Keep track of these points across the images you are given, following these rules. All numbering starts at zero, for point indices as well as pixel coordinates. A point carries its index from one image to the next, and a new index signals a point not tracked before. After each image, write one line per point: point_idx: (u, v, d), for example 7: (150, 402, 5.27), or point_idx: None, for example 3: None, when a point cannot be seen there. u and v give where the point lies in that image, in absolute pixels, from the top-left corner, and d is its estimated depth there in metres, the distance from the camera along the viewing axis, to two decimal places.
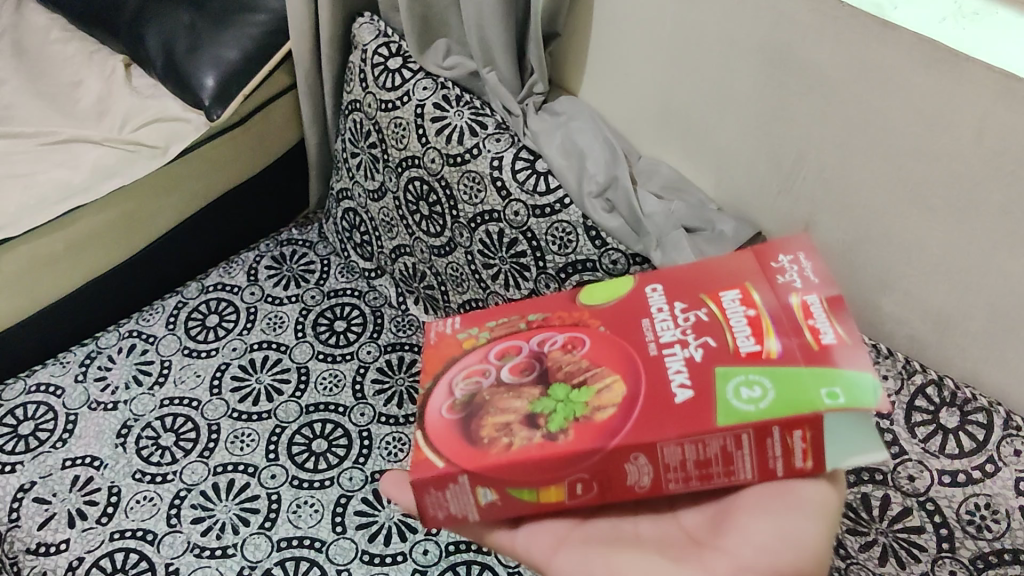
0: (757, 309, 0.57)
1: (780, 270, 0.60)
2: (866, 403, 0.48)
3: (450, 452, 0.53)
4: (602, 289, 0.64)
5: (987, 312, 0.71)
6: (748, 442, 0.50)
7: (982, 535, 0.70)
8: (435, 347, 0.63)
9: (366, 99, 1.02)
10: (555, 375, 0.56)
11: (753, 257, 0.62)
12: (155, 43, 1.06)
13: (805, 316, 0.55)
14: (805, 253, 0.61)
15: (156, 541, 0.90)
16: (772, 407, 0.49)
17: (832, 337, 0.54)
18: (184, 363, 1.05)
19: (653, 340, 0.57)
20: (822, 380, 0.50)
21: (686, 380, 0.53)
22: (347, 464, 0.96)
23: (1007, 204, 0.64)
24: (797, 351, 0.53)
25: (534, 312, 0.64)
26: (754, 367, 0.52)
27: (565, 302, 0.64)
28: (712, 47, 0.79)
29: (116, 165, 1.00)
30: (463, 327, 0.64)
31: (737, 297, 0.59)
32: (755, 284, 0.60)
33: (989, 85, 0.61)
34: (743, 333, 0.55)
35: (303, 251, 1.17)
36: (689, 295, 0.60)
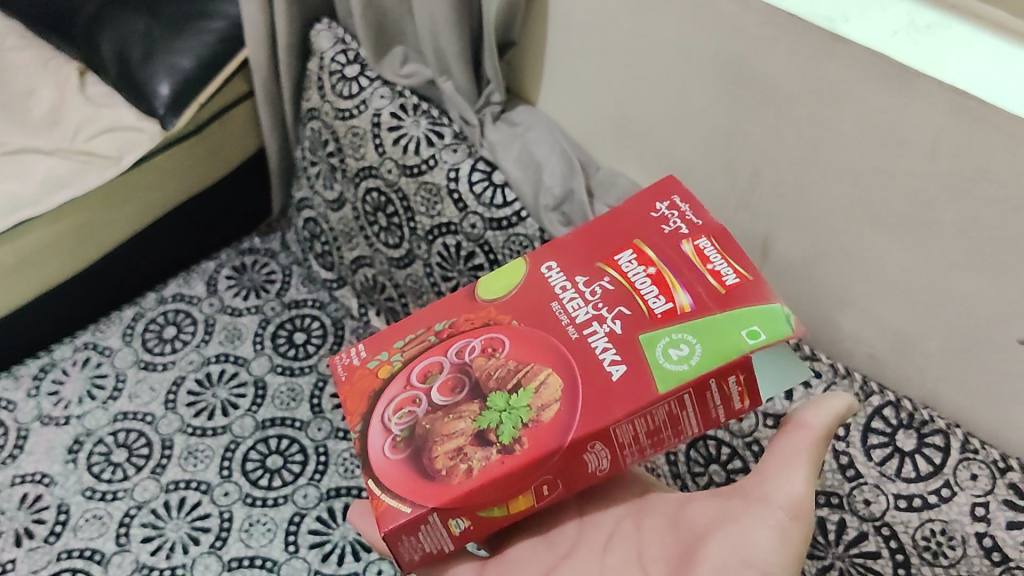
0: (657, 265, 0.54)
1: (664, 216, 0.56)
2: (784, 331, 0.48)
3: (410, 494, 0.48)
4: (497, 278, 0.57)
5: (945, 332, 0.69)
6: (690, 401, 0.48)
7: (938, 562, 0.68)
8: (349, 386, 0.55)
9: (324, 108, 1.00)
10: (489, 385, 0.51)
11: (628, 207, 0.58)
12: (109, 49, 1.03)
13: (702, 262, 0.53)
14: (682, 194, 0.57)
15: (103, 561, 0.89)
16: (703, 361, 0.47)
17: (734, 277, 0.52)
18: (139, 377, 1.03)
19: (569, 324, 0.52)
20: (737, 322, 0.49)
21: (615, 358, 0.50)
22: (302, 481, 0.94)
23: (963, 222, 0.62)
24: (706, 301, 0.51)
25: (441, 319, 0.57)
26: (674, 326, 0.50)
27: (464, 301, 0.57)
28: (667, 59, 0.77)
29: (67, 176, 0.97)
30: (369, 353, 0.57)
31: (633, 257, 0.55)
32: (643, 237, 0.56)
33: (943, 102, 0.59)
34: (651, 294, 0.52)
35: (265, 260, 1.16)
36: (585, 264, 0.56)
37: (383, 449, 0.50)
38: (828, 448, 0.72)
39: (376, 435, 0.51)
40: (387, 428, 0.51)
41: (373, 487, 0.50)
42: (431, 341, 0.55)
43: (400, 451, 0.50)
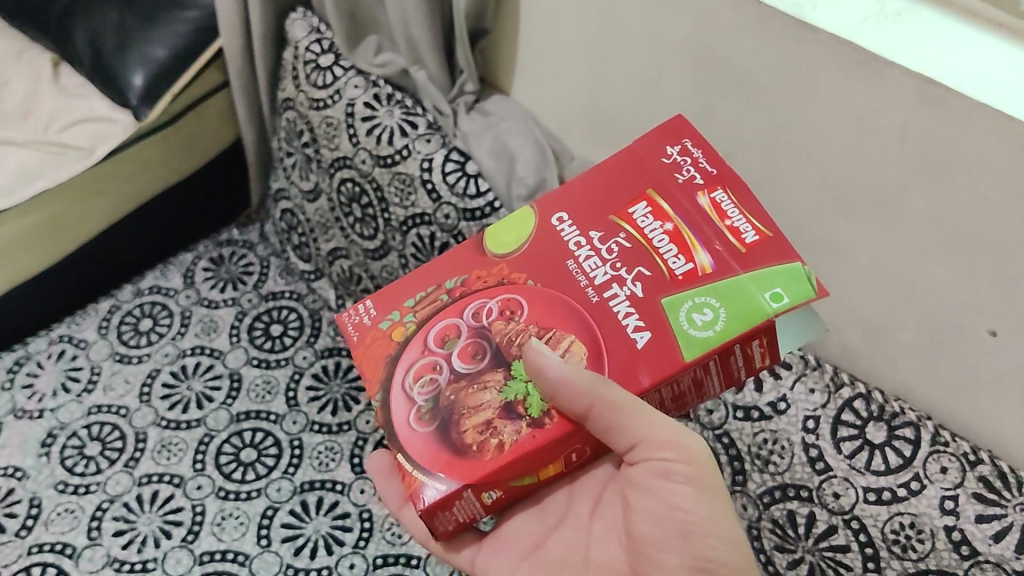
0: (674, 220, 0.51)
1: (676, 163, 0.53)
2: (808, 294, 0.47)
3: (444, 470, 0.48)
4: (507, 229, 0.55)
5: (916, 323, 0.68)
6: (713, 365, 0.49)
7: (908, 556, 0.68)
8: (364, 351, 0.53)
9: (299, 97, 0.98)
10: (510, 351, 0.51)
11: (641, 151, 0.54)
12: (83, 40, 1.02)
13: (720, 218, 0.51)
14: (696, 138, 0.54)
15: (74, 555, 0.89)
16: (728, 328, 0.47)
17: (754, 234, 0.50)
18: (114, 370, 1.03)
19: (586, 284, 0.51)
20: (763, 282, 0.48)
21: (641, 323, 0.49)
22: (276, 475, 0.94)
23: (931, 210, 0.61)
24: (728, 261, 0.49)
25: (452, 274, 0.55)
26: (696, 289, 0.49)
27: (473, 254, 0.55)
28: (638, 46, 0.76)
29: (39, 168, 0.96)
30: (380, 312, 0.55)
31: (649, 210, 0.52)
32: (657, 186, 0.53)
33: (910, 89, 0.58)
34: (671, 252, 0.51)
35: (243, 252, 1.15)
36: (597, 216, 0.54)
37: (410, 422, 0.50)
38: (798, 440, 0.73)
39: (400, 405, 0.51)
40: (411, 400, 0.51)
41: (402, 460, 0.50)
42: (445, 303, 0.54)
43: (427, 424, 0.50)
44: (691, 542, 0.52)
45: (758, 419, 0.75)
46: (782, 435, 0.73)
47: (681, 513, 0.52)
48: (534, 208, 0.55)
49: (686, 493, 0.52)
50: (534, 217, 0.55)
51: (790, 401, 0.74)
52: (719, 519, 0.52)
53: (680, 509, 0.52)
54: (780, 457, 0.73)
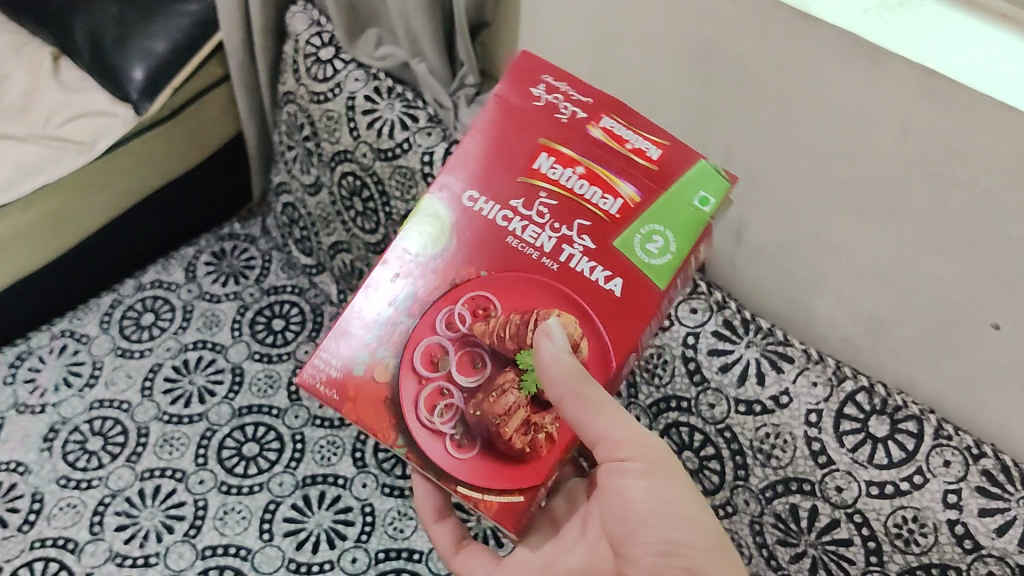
0: (583, 162, 0.55)
1: (551, 103, 0.56)
2: (723, 185, 0.54)
3: (512, 486, 0.52)
4: (429, 224, 0.55)
5: (920, 317, 0.68)
6: (679, 281, 0.54)
7: (910, 549, 0.69)
8: (358, 406, 0.53)
9: (299, 91, 0.98)
10: (509, 347, 0.52)
11: (511, 101, 0.57)
12: (83, 34, 1.02)
13: (619, 144, 0.55)
14: (554, 72, 0.57)
15: (77, 550, 0.89)
16: (681, 244, 0.53)
17: (653, 146, 0.55)
18: (116, 365, 1.03)
19: (540, 256, 0.54)
20: (685, 190, 0.54)
21: (606, 271, 0.53)
22: (278, 469, 0.94)
23: (933, 203, 0.61)
24: (648, 183, 0.54)
25: (396, 296, 0.55)
26: (638, 217, 0.53)
27: (404, 261, 0.55)
28: (638, 38, 0.75)
29: (39, 163, 0.96)
30: (350, 361, 0.54)
31: (552, 158, 0.55)
32: (549, 135, 0.55)
33: (912, 81, 0.57)
34: (594, 193, 0.54)
35: (245, 246, 1.15)
36: (506, 183, 0.55)
37: (448, 453, 0.52)
38: (801, 434, 0.71)
39: (430, 441, 0.53)
40: (438, 432, 0.53)
41: (466, 491, 0.52)
42: (411, 326, 0.54)
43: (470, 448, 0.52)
44: (648, 535, 0.52)
45: (760, 413, 0.73)
46: (784, 429, 0.72)
47: (637, 508, 0.52)
48: (434, 198, 0.55)
49: (643, 485, 0.52)
50: (443, 203, 0.55)
51: (792, 395, 0.72)
52: (677, 511, 0.52)
53: (635, 505, 0.52)
54: (783, 451, 0.73)
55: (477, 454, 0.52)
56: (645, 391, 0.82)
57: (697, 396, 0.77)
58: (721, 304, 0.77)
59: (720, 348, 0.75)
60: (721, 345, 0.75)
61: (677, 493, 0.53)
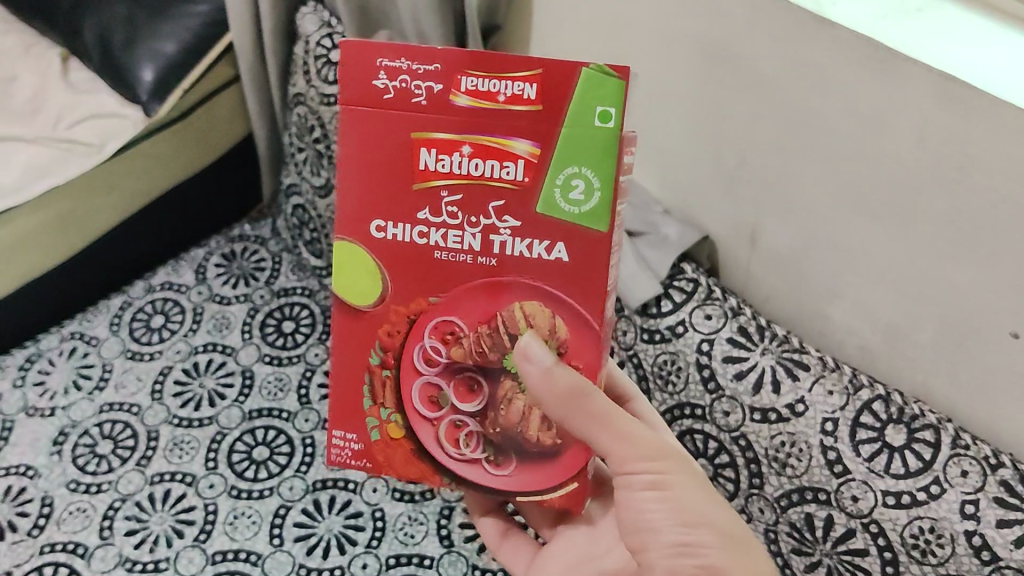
0: (465, 138, 0.46)
1: (400, 88, 0.46)
2: (616, 90, 0.44)
3: (561, 478, 0.51)
4: (357, 273, 0.50)
5: (937, 326, 0.66)
6: (621, 196, 0.48)
7: (927, 559, 0.68)
8: (392, 466, 0.53)
9: (310, 93, 0.97)
10: (493, 359, 0.50)
11: (360, 101, 0.47)
12: (92, 35, 1.02)
13: (491, 100, 0.45)
14: (388, 49, 0.46)
15: (86, 555, 0.88)
16: (605, 177, 0.46)
17: (524, 85, 0.45)
18: (126, 367, 1.03)
19: (475, 258, 0.48)
20: (581, 113, 0.45)
21: (544, 242, 0.47)
22: (288, 473, 0.94)
23: (952, 211, 0.60)
24: (542, 133, 0.45)
25: (367, 350, 0.52)
26: (550, 168, 0.46)
27: (356, 319, 0.51)
28: (651, 42, 0.74)
29: (48, 165, 0.96)
30: (363, 429, 0.53)
31: (434, 150, 0.47)
32: (416, 126, 0.46)
33: (931, 86, 0.56)
34: (493, 167, 0.46)
35: (255, 247, 1.15)
36: (405, 195, 0.48)
37: (491, 474, 0.51)
38: (817, 442, 0.71)
39: (470, 470, 0.51)
40: (472, 460, 0.51)
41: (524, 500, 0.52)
42: (395, 375, 0.52)
43: (507, 461, 0.51)
44: (662, 539, 0.50)
45: (776, 421, 0.73)
46: (800, 437, 0.72)
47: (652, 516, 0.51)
48: (349, 246, 0.50)
49: (654, 494, 0.51)
50: (360, 246, 0.50)
51: (808, 403, 0.71)
52: (692, 511, 0.50)
53: (649, 514, 0.51)
54: (798, 460, 0.73)
55: (514, 468, 0.51)
56: (659, 398, 0.82)
57: (712, 403, 0.77)
58: (736, 311, 0.76)
59: (735, 355, 0.75)
60: (736, 353, 0.74)
61: (690, 492, 0.51)
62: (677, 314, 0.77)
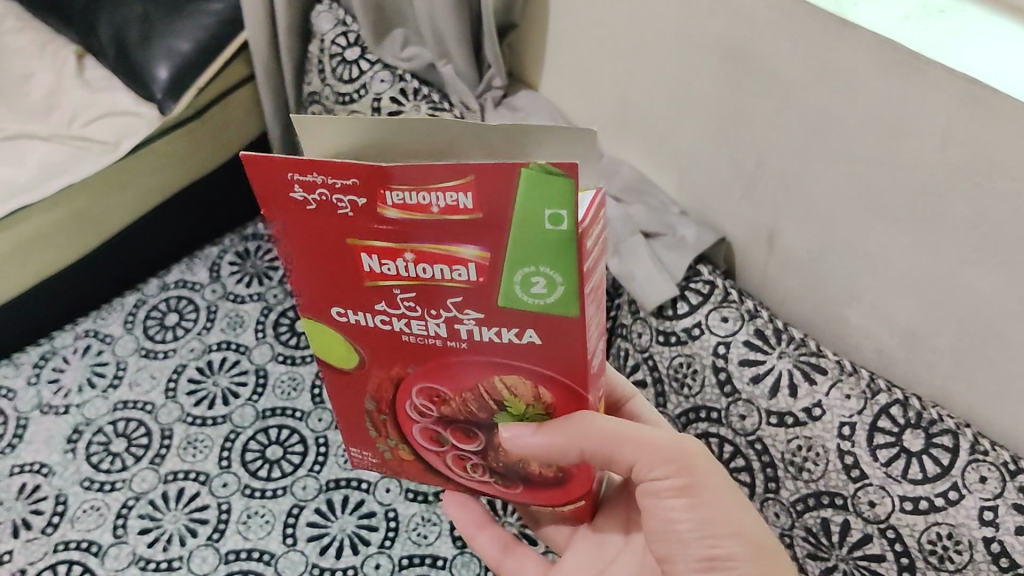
0: (408, 245, 0.39)
1: (323, 200, 0.38)
2: (566, 195, 0.34)
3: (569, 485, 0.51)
4: (326, 344, 0.46)
5: (957, 331, 0.66)
6: (595, 265, 0.39)
7: (945, 566, 0.67)
8: (406, 473, 0.53)
9: (325, 92, 0.98)
10: (482, 418, 0.47)
11: (281, 209, 0.39)
12: (107, 33, 1.02)
13: (424, 210, 0.37)
14: (294, 165, 0.37)
15: (100, 553, 0.88)
16: (568, 278, 0.37)
17: (457, 190, 0.36)
18: (140, 366, 1.03)
19: (444, 342, 0.43)
20: (527, 215, 0.36)
21: (512, 330, 0.40)
22: (301, 473, 0.94)
23: (974, 216, 0.59)
24: (489, 237, 0.37)
25: (358, 400, 0.49)
26: (506, 268, 0.38)
27: (339, 378, 0.48)
28: (670, 41, 0.74)
29: (63, 164, 0.96)
30: (373, 448, 0.52)
31: (377, 254, 0.40)
32: (350, 232, 0.39)
33: (953, 89, 0.56)
34: (442, 269, 0.39)
35: (270, 245, 1.15)
36: (355, 291, 0.42)
37: (502, 489, 0.51)
38: (833, 447, 0.70)
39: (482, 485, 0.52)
40: (482, 479, 0.51)
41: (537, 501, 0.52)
42: (393, 418, 0.49)
43: (516, 482, 0.50)
44: (687, 551, 0.51)
45: (792, 424, 0.73)
46: (816, 441, 0.71)
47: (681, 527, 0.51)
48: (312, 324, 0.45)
49: (682, 504, 0.51)
50: (323, 324, 0.44)
51: (825, 407, 0.71)
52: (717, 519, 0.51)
53: (677, 525, 0.51)
54: (814, 464, 0.72)
55: (523, 488, 0.51)
56: (675, 401, 0.82)
57: (727, 407, 0.77)
58: (753, 314, 0.76)
59: (751, 358, 0.74)
60: (753, 356, 0.74)
61: (717, 500, 0.51)
62: (693, 316, 0.77)
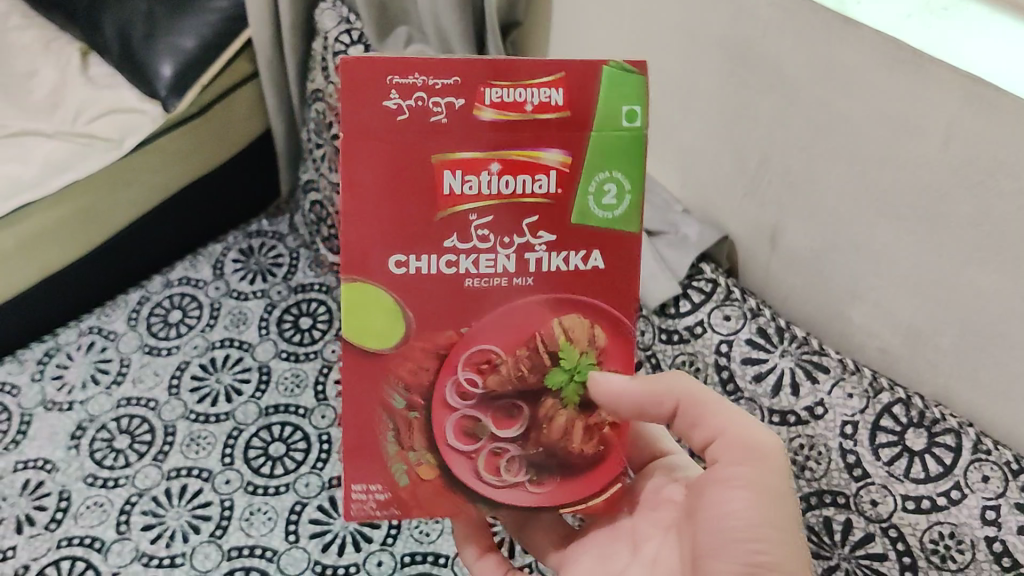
0: (494, 156, 0.45)
1: (417, 107, 0.44)
2: (640, 89, 0.44)
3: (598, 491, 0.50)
4: (371, 313, 0.46)
5: (959, 330, 0.65)
6: None
7: (948, 565, 0.66)
8: (421, 506, 0.49)
9: (328, 89, 0.97)
10: (532, 379, 0.48)
11: (371, 126, 0.44)
12: (112, 29, 1.02)
13: (517, 112, 0.44)
14: (404, 65, 0.43)
15: (103, 549, 0.88)
16: (633, 180, 0.46)
17: (550, 89, 0.44)
18: (144, 362, 1.03)
19: (510, 279, 0.47)
20: (607, 113, 0.45)
21: (580, 252, 0.47)
22: (304, 470, 0.94)
23: (977, 215, 0.59)
24: (571, 140, 0.45)
25: (387, 395, 0.48)
26: (580, 177, 0.45)
27: (371, 367, 0.47)
28: (674, 39, 0.74)
29: (68, 160, 0.96)
30: (387, 475, 0.49)
31: (458, 171, 0.45)
32: (438, 149, 0.44)
33: (956, 87, 0.55)
34: (523, 183, 0.45)
35: (273, 243, 1.16)
36: (427, 225, 0.45)
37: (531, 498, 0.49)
38: (835, 446, 0.70)
39: (508, 496, 0.49)
40: (509, 485, 0.49)
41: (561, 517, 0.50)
42: (423, 414, 0.48)
43: (547, 480, 0.49)
44: (729, 547, 0.45)
45: (794, 423, 0.72)
46: (818, 440, 0.71)
47: (735, 513, 0.45)
48: (364, 285, 0.46)
49: (741, 497, 0.45)
50: (375, 286, 0.46)
51: (827, 406, 0.71)
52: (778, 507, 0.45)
53: (727, 518, 0.45)
54: (817, 463, 0.72)
55: (555, 488, 0.49)
56: None
57: None
58: (755, 312, 0.76)
59: (754, 356, 0.74)
60: (755, 355, 0.74)
61: (780, 510, 0.45)
62: (695, 313, 0.77)
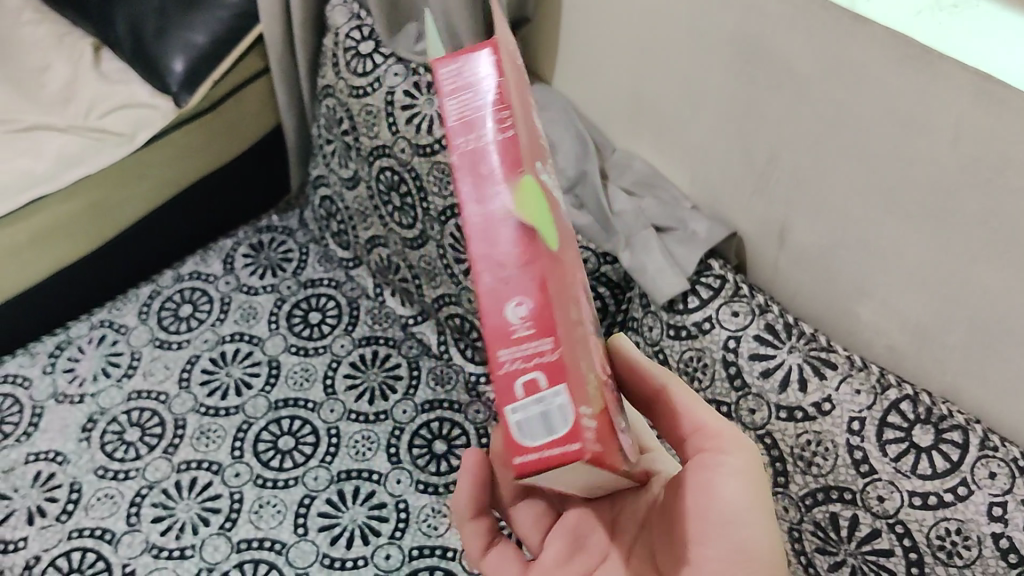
0: (533, 119, 0.46)
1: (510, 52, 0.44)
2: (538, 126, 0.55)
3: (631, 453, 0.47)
4: (541, 200, 0.37)
5: (967, 326, 0.66)
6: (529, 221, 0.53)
7: (953, 561, 0.66)
8: (609, 451, 0.36)
9: (338, 85, 0.98)
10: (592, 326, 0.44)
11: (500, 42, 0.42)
12: (125, 25, 1.02)
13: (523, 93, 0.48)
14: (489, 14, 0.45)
15: (114, 541, 0.89)
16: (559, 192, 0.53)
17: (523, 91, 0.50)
18: (154, 356, 1.04)
19: (562, 227, 0.44)
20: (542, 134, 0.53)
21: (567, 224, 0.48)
22: (313, 463, 0.95)
23: (987, 212, 0.59)
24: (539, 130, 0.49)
25: (566, 305, 0.36)
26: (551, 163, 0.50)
27: (554, 265, 0.36)
28: (683, 35, 0.74)
29: (79, 155, 0.97)
30: (591, 406, 0.34)
31: (531, 112, 0.44)
32: (522, 87, 0.43)
33: (965, 85, 0.55)
34: (543, 146, 0.46)
35: (283, 238, 1.16)
36: (537, 146, 0.41)
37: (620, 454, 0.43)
38: (842, 442, 0.70)
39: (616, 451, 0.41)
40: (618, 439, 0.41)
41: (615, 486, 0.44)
42: (581, 339, 0.38)
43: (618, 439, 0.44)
44: (705, 533, 0.47)
45: (802, 419, 0.73)
46: (825, 436, 0.71)
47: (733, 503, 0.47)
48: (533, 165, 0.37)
49: (725, 484, 0.47)
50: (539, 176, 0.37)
51: (834, 402, 0.71)
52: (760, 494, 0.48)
53: (711, 503, 0.47)
54: (823, 459, 0.72)
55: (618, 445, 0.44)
56: None
57: (737, 401, 0.77)
58: (764, 308, 0.76)
59: (762, 352, 0.75)
60: (764, 350, 0.74)
61: (758, 504, 0.48)
62: (704, 310, 0.77)
